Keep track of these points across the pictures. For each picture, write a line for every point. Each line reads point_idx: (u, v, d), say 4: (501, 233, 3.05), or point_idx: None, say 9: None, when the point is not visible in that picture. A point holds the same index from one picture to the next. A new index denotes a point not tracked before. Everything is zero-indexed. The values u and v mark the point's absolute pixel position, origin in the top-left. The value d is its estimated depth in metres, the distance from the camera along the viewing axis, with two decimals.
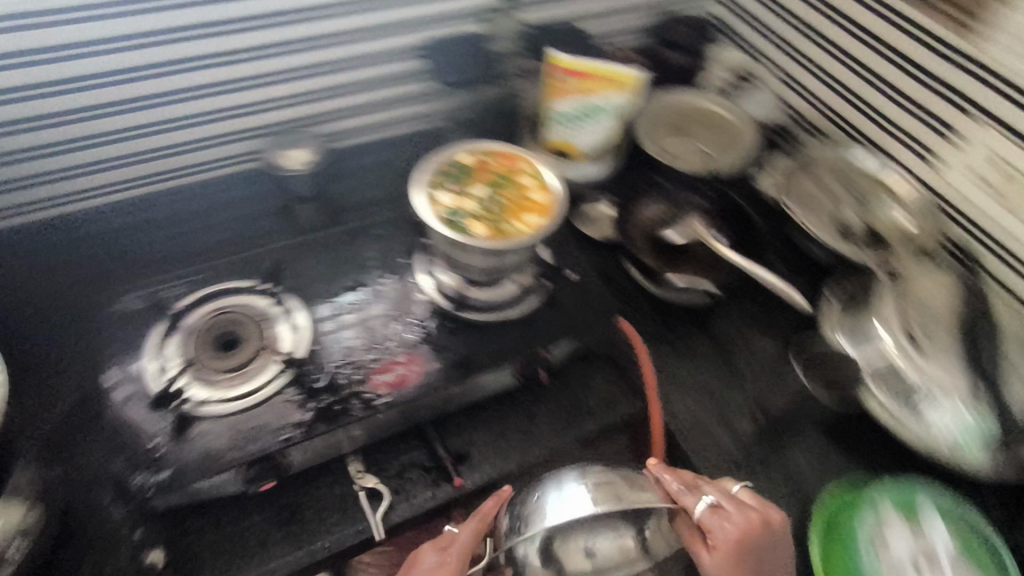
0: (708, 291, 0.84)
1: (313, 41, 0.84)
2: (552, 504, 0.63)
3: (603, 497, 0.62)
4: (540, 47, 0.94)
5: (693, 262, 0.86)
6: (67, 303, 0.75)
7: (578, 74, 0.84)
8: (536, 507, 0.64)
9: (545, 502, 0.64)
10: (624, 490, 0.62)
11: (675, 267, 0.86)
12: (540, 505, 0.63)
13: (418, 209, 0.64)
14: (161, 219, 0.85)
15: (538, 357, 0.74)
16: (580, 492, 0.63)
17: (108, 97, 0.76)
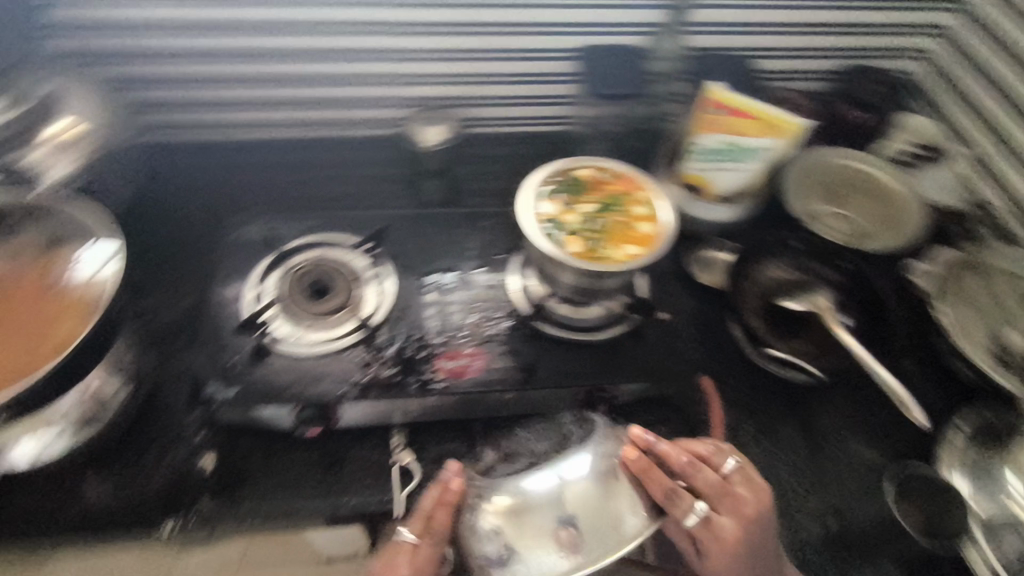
0: (809, 372, 0.75)
1: (475, 27, 0.87)
2: (541, 504, 0.58)
3: (597, 487, 0.59)
4: (705, 71, 0.92)
5: (804, 339, 0.78)
6: (211, 218, 0.85)
7: (736, 111, 0.80)
8: (519, 518, 0.57)
9: (523, 509, 0.58)
10: (614, 495, 0.58)
11: (782, 339, 0.79)
12: (519, 506, 0.58)
13: (519, 210, 0.64)
14: (305, 163, 0.93)
15: (604, 389, 0.70)
16: (573, 481, 0.59)
17: (293, 44, 0.84)
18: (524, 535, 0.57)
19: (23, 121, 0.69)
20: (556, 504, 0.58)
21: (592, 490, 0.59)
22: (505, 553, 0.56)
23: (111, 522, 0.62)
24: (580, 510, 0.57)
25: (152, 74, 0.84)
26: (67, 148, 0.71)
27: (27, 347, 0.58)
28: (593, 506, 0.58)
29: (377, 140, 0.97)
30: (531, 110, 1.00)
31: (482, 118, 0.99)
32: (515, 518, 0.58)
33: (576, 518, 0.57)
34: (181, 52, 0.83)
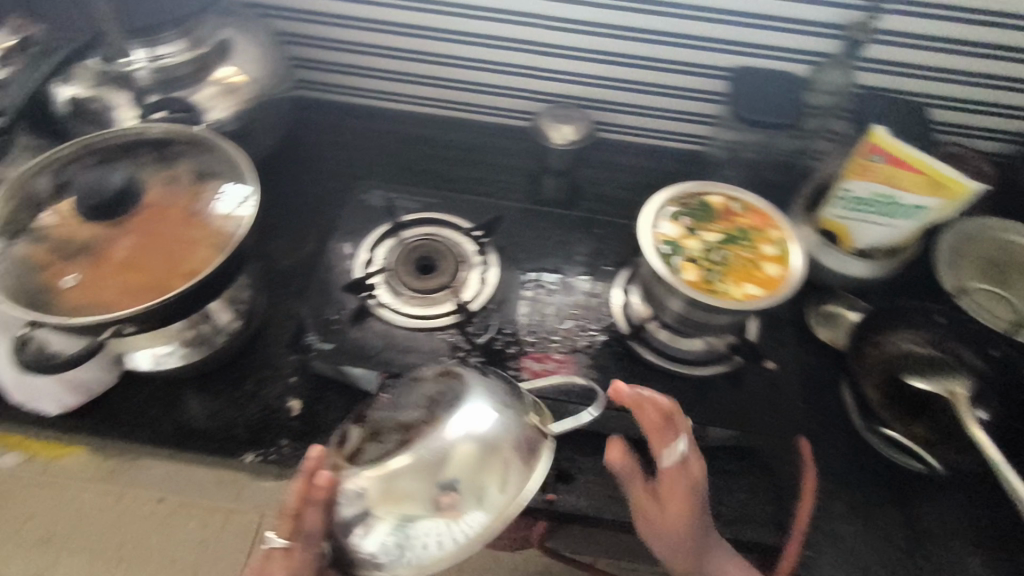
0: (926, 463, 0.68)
1: (627, 31, 0.85)
2: (415, 470, 0.51)
3: (481, 449, 0.52)
4: (868, 113, 0.82)
5: (928, 425, 0.69)
6: (342, 177, 0.90)
7: (894, 160, 0.71)
8: (389, 489, 0.51)
9: (396, 474, 0.51)
10: (494, 465, 0.52)
11: (901, 421, 0.70)
12: (390, 473, 0.51)
13: (639, 225, 0.61)
14: (438, 141, 0.97)
15: (689, 427, 0.67)
16: (459, 440, 0.52)
17: (445, 24, 0.86)
18: (388, 503, 0.51)
19: (195, 61, 0.75)
20: (433, 472, 0.51)
21: (473, 452, 0.51)
22: (371, 528, 0.51)
23: (204, 440, 0.67)
24: (459, 475, 0.51)
25: (314, 34, 0.90)
26: (229, 92, 0.77)
27: (162, 271, 0.62)
28: (475, 469, 0.51)
29: (516, 130, 1.00)
30: (667, 122, 0.97)
31: (617, 123, 0.98)
32: (382, 484, 0.51)
33: (455, 485, 0.51)
34: (342, 17, 0.87)
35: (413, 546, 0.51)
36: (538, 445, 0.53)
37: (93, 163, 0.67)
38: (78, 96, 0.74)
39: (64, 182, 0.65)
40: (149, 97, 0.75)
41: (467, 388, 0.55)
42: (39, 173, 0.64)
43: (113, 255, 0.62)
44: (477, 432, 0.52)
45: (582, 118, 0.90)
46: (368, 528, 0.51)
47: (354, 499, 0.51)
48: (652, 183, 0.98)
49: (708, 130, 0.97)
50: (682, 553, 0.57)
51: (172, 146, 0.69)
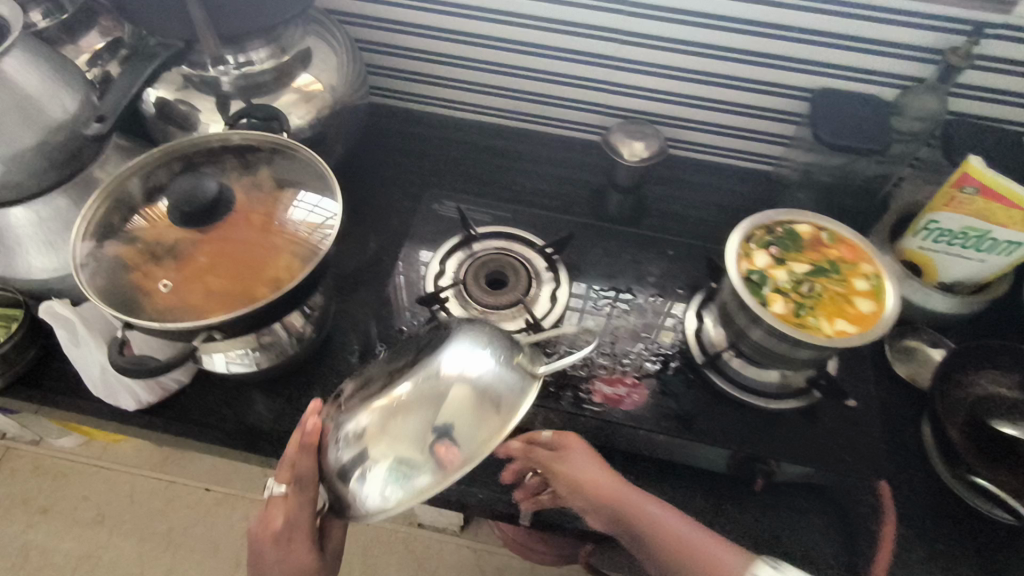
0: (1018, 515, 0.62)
1: (705, 49, 0.83)
2: (405, 406, 0.53)
3: (474, 390, 0.54)
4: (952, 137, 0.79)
5: (1017, 471, 0.65)
6: (412, 185, 0.92)
7: (988, 191, 0.68)
8: (381, 426, 0.53)
9: (388, 412, 0.54)
10: (486, 399, 0.53)
11: (988, 467, 0.66)
12: (383, 411, 0.54)
13: (726, 253, 0.59)
14: (507, 151, 0.98)
15: (763, 460, 0.64)
16: (452, 376, 0.54)
17: (520, 36, 0.87)
18: (382, 443, 0.53)
19: (278, 69, 0.76)
20: (429, 410, 0.53)
21: (468, 386, 0.54)
22: (365, 470, 0.53)
23: (272, 442, 0.68)
24: (453, 416, 0.53)
25: (391, 42, 0.91)
26: (307, 100, 0.78)
27: (246, 276, 0.62)
28: (469, 408, 0.53)
29: (586, 144, 1.00)
30: (739, 142, 0.95)
31: (687, 140, 0.97)
32: (377, 422, 0.54)
33: (451, 427, 0.52)
34: (417, 27, 0.88)
35: (406, 484, 0.52)
36: (525, 385, 0.55)
37: (180, 167, 0.68)
38: (165, 99, 0.75)
39: (155, 186, 0.66)
40: (231, 102, 0.76)
41: (454, 333, 0.58)
42: (132, 176, 0.65)
43: (198, 258, 0.62)
44: (471, 374, 0.54)
45: (655, 134, 0.89)
46: (366, 471, 0.53)
47: (350, 439, 0.54)
48: (721, 203, 0.96)
49: (782, 151, 0.95)
50: (619, 526, 0.59)
51: (256, 152, 0.70)
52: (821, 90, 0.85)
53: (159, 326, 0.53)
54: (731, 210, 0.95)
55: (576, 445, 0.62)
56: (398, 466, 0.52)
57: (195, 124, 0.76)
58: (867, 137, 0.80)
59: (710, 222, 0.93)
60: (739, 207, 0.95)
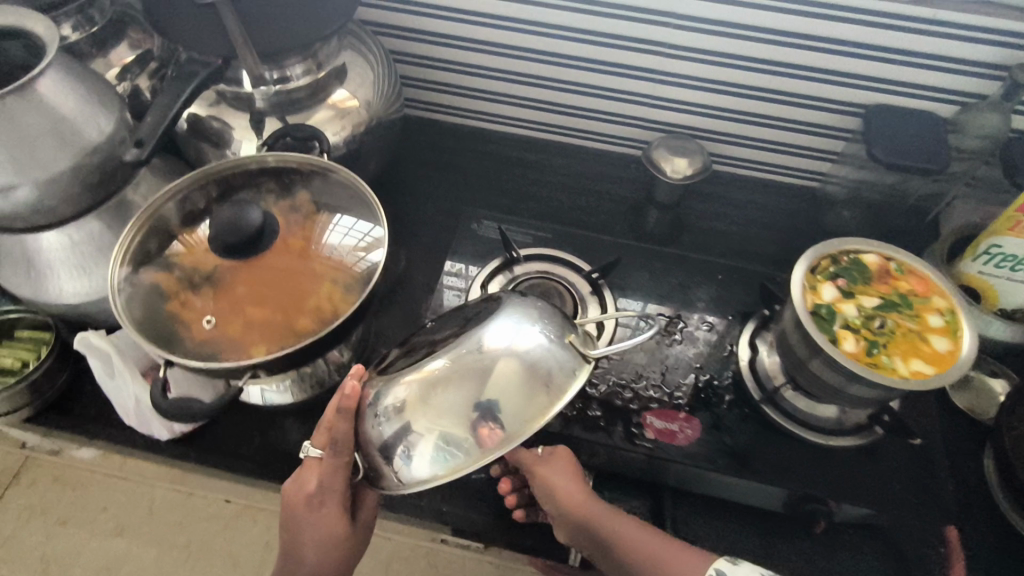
0: None
1: (755, 64, 0.80)
2: (448, 381, 0.53)
3: (522, 367, 0.53)
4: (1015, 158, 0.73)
5: None
6: (447, 201, 0.89)
7: None
8: (424, 402, 0.53)
9: (430, 387, 0.53)
10: (533, 373, 0.53)
11: None
12: (424, 386, 0.53)
13: (792, 287, 0.57)
14: (542, 166, 0.96)
15: (822, 501, 0.61)
16: (498, 353, 0.53)
17: (560, 48, 0.84)
18: (426, 418, 0.53)
19: (314, 85, 0.73)
20: (473, 386, 0.53)
21: (515, 363, 0.53)
22: (410, 444, 0.53)
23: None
24: (500, 394, 0.52)
25: (426, 53, 0.88)
26: (342, 116, 0.75)
27: (286, 305, 0.60)
28: (516, 387, 0.52)
29: (623, 158, 0.98)
30: (783, 158, 0.92)
31: (729, 155, 0.94)
32: (417, 395, 0.53)
33: (496, 405, 0.52)
34: (453, 39, 0.85)
35: (453, 458, 0.52)
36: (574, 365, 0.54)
37: (217, 191, 0.66)
38: (197, 116, 0.73)
39: (192, 210, 0.64)
40: (266, 119, 0.73)
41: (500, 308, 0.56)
42: (168, 202, 0.63)
43: (236, 287, 0.60)
44: (520, 350, 0.53)
45: (699, 150, 0.86)
46: (411, 447, 0.53)
47: (391, 414, 0.54)
48: (765, 221, 0.93)
49: (829, 168, 0.92)
50: (584, 536, 0.58)
51: (293, 174, 0.67)
52: (875, 106, 0.81)
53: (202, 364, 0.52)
54: (775, 228, 0.92)
55: (563, 456, 0.61)
56: (443, 441, 0.52)
57: (228, 141, 0.74)
58: (926, 156, 0.76)
59: (753, 240, 0.90)
60: (783, 225, 0.92)
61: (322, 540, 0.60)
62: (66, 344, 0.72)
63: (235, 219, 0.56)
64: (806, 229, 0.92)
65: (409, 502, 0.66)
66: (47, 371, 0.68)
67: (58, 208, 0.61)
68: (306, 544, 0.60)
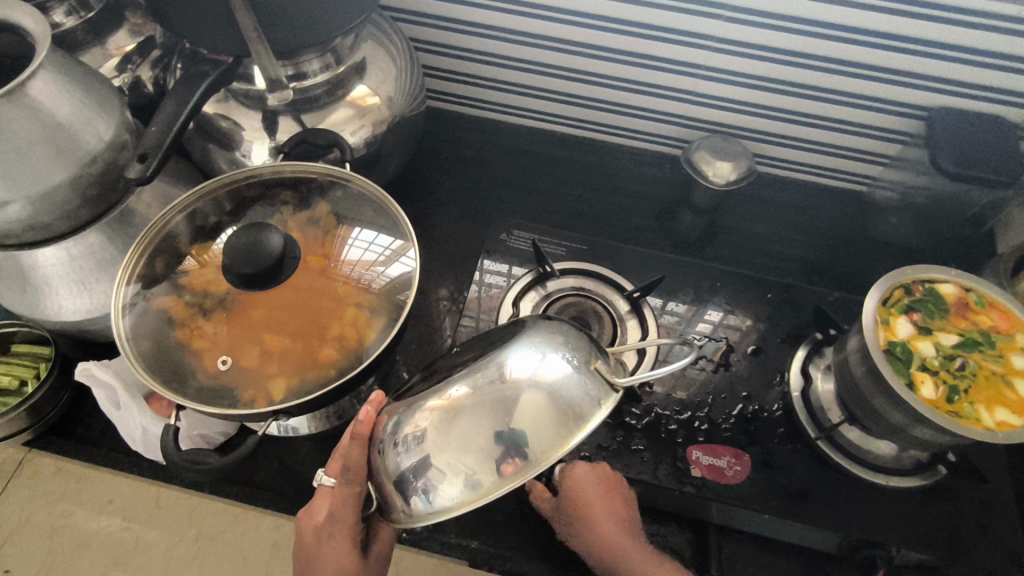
0: None
1: (811, 60, 0.72)
2: (468, 411, 0.45)
3: (548, 399, 0.44)
4: None
5: None
6: (472, 204, 0.85)
7: None
8: (442, 434, 0.45)
9: (447, 418, 0.45)
10: (559, 402, 0.44)
11: None
12: (443, 415, 0.45)
13: (865, 323, 0.52)
14: (571, 164, 0.90)
15: (881, 546, 0.58)
16: (521, 382, 0.45)
17: (592, 38, 0.76)
18: (443, 453, 0.45)
19: (332, 81, 0.68)
20: (493, 418, 0.44)
21: (538, 393, 0.44)
22: (426, 480, 0.45)
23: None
24: (524, 428, 0.44)
25: (448, 42, 0.82)
26: (362, 115, 0.70)
27: (306, 331, 0.55)
28: (544, 420, 0.44)
29: (657, 155, 0.92)
30: (830, 160, 0.86)
31: (771, 156, 0.88)
32: (435, 427, 0.46)
33: (522, 438, 0.44)
34: (477, 27, 0.78)
35: (469, 495, 0.44)
36: (601, 393, 0.46)
37: (230, 204, 0.61)
38: (206, 115, 0.67)
39: (204, 226, 0.60)
40: (280, 119, 0.68)
41: (529, 330, 0.48)
42: (177, 215, 0.58)
43: (250, 311, 0.55)
44: (545, 379, 0.45)
45: (743, 152, 0.80)
46: (426, 483, 0.45)
47: (408, 444, 0.46)
48: (808, 225, 0.87)
49: (879, 170, 0.86)
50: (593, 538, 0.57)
51: (311, 184, 0.62)
52: (939, 108, 0.74)
53: (219, 410, 0.49)
54: (818, 234, 0.86)
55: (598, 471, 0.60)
56: (461, 480, 0.44)
57: (239, 143, 0.68)
58: (994, 166, 0.70)
59: (797, 247, 0.84)
60: (827, 230, 0.86)
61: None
62: (69, 361, 0.67)
63: (247, 242, 0.51)
64: (853, 236, 0.86)
65: (436, 538, 0.60)
66: (50, 392, 0.64)
67: (56, 222, 0.56)
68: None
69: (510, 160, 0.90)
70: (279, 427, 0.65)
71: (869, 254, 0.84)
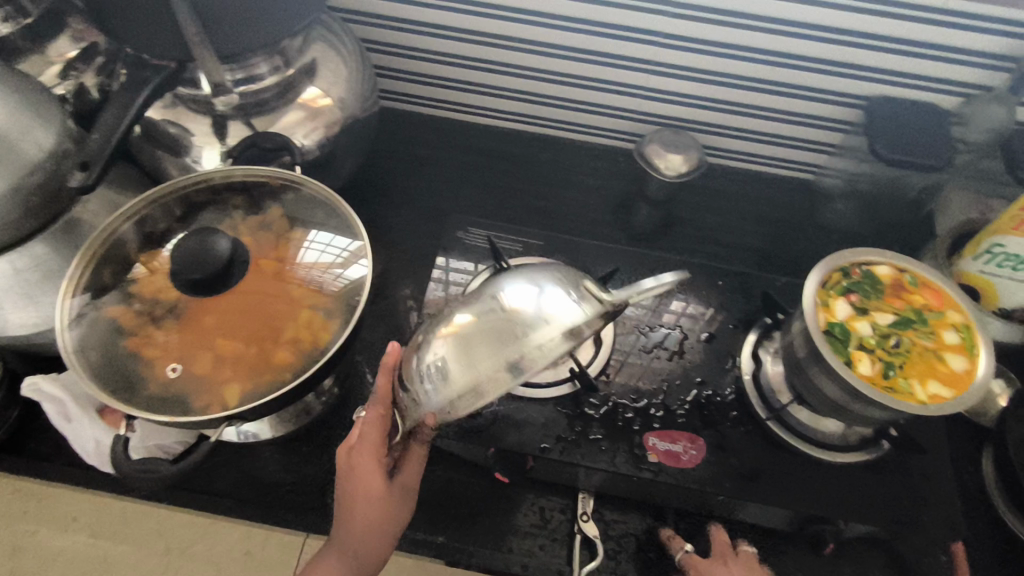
0: None
1: (752, 53, 0.74)
2: (482, 338, 0.45)
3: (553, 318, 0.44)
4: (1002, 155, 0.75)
5: None
6: (433, 204, 0.86)
7: None
8: (461, 365, 0.45)
9: (461, 350, 0.45)
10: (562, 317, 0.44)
11: None
12: (454, 346, 0.46)
13: (805, 306, 0.54)
14: (529, 162, 0.92)
15: (830, 521, 0.60)
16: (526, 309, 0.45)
17: (540, 36, 0.77)
18: (466, 382, 0.45)
19: (282, 83, 0.68)
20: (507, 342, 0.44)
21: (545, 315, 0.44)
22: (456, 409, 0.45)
23: (296, 497, 0.64)
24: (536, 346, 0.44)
25: (398, 42, 0.82)
26: (315, 116, 0.70)
27: (259, 335, 0.55)
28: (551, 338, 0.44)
29: (612, 150, 0.93)
30: (777, 150, 0.88)
31: (721, 147, 0.90)
32: (451, 358, 0.45)
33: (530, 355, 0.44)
34: (427, 26, 0.78)
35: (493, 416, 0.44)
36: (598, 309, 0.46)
37: (181, 208, 0.61)
38: (152, 121, 0.66)
39: (153, 232, 0.59)
40: (230, 123, 0.67)
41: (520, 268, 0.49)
42: (124, 223, 0.58)
43: (202, 317, 0.54)
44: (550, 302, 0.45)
45: (693, 145, 0.82)
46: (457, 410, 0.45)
47: (429, 378, 0.46)
48: (759, 214, 0.89)
49: (824, 159, 0.88)
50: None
51: (261, 188, 0.62)
52: (877, 98, 0.77)
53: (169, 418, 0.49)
54: (768, 222, 0.89)
55: None
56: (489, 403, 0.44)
57: (188, 148, 0.68)
58: (928, 150, 0.72)
59: (748, 235, 0.87)
60: (778, 219, 0.89)
61: (361, 514, 0.52)
62: (18, 376, 0.66)
63: (193, 247, 0.50)
64: (802, 223, 0.89)
65: (405, 536, 0.62)
66: None
67: None
68: (343, 517, 0.52)
69: (467, 160, 0.91)
70: (239, 432, 0.66)
71: (818, 241, 0.87)
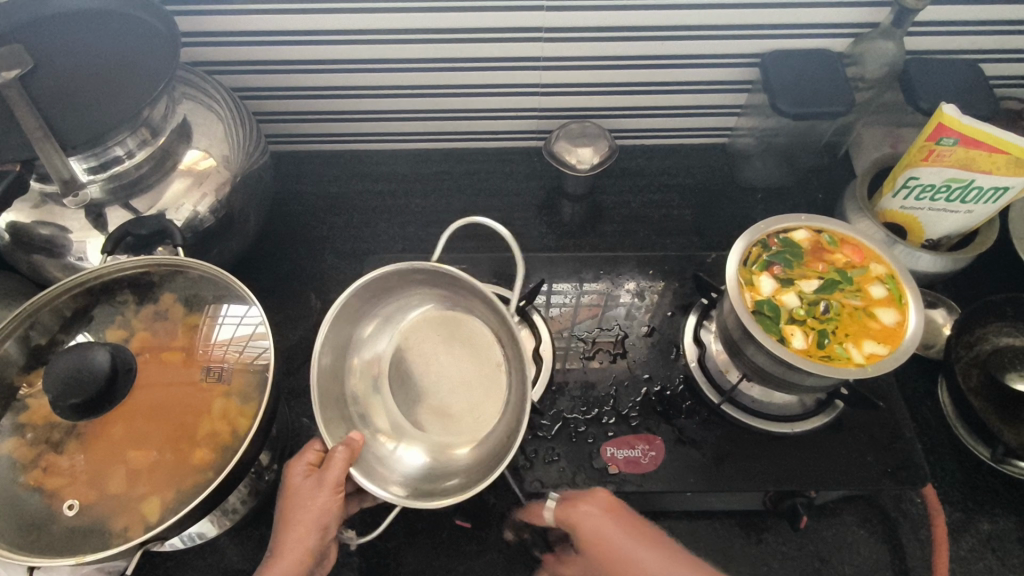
0: None
1: (638, 32, 0.72)
2: None
3: None
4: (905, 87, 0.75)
5: None
6: (352, 246, 0.83)
7: (965, 140, 0.62)
8: None
9: None
10: None
11: (1009, 427, 0.64)
12: None
13: (731, 289, 0.53)
14: (444, 182, 0.89)
15: (800, 493, 0.60)
16: None
17: (422, 53, 0.74)
18: None
19: (155, 155, 0.63)
20: None
21: None
22: None
23: None
24: None
25: (278, 84, 0.77)
26: (200, 181, 0.65)
27: (173, 438, 0.52)
28: None
29: (524, 151, 0.91)
30: (688, 120, 0.87)
31: (632, 128, 0.88)
32: None
33: None
34: (303, 63, 0.74)
35: None
36: None
37: (69, 312, 0.56)
38: (22, 223, 0.61)
39: (39, 345, 0.54)
40: (107, 210, 0.62)
41: None
42: (4, 344, 0.52)
43: (106, 436, 0.51)
44: None
45: (599, 132, 0.80)
46: None
47: None
48: (681, 188, 0.88)
49: (733, 121, 0.87)
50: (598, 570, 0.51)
51: (150, 276, 0.57)
52: (770, 52, 0.75)
53: (78, 557, 0.45)
54: (692, 193, 0.88)
55: (606, 517, 0.51)
56: None
57: (67, 247, 0.62)
58: (828, 98, 0.71)
59: (675, 211, 0.86)
60: (700, 188, 0.88)
61: (292, 517, 0.52)
62: None
63: (69, 366, 0.46)
64: (724, 188, 0.88)
65: None
66: None
67: None
68: (279, 526, 0.52)
69: (379, 189, 0.88)
70: (183, 535, 0.60)
71: (743, 204, 0.86)
